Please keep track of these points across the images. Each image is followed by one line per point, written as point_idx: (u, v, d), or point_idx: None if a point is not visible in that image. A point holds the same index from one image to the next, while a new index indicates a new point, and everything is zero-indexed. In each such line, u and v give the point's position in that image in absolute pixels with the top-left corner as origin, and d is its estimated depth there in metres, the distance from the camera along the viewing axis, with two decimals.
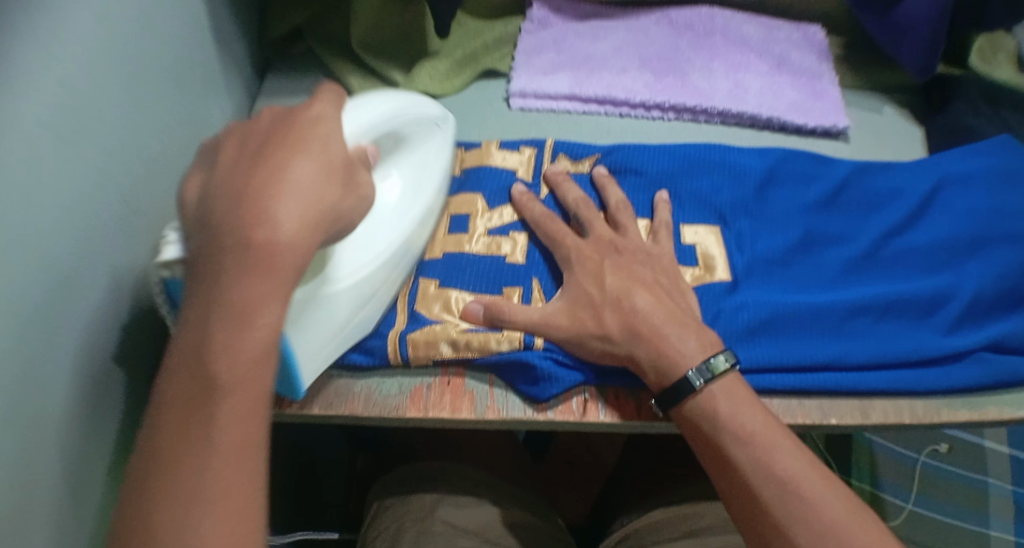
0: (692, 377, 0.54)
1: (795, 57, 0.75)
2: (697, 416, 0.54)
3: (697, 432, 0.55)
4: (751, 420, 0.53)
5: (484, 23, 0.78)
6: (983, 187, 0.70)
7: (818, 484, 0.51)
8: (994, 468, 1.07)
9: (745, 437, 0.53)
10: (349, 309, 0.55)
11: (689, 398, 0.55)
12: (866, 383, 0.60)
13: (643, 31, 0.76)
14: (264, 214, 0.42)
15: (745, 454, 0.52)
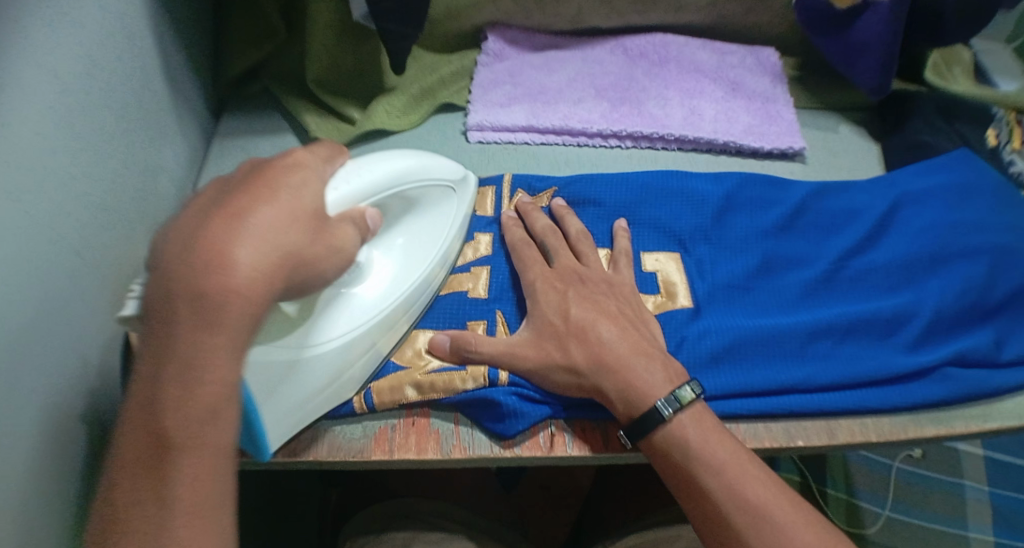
0: (661, 407, 0.54)
1: (749, 81, 0.76)
2: (668, 446, 0.55)
3: (668, 462, 0.55)
4: (721, 449, 0.54)
5: (440, 57, 0.78)
6: (939, 203, 0.71)
7: (786, 509, 0.52)
8: (969, 471, 1.08)
9: (716, 466, 0.53)
10: (324, 376, 0.55)
11: (658, 429, 0.55)
12: (832, 404, 0.60)
13: (597, 60, 0.77)
14: (229, 262, 0.41)
15: (717, 482, 0.53)
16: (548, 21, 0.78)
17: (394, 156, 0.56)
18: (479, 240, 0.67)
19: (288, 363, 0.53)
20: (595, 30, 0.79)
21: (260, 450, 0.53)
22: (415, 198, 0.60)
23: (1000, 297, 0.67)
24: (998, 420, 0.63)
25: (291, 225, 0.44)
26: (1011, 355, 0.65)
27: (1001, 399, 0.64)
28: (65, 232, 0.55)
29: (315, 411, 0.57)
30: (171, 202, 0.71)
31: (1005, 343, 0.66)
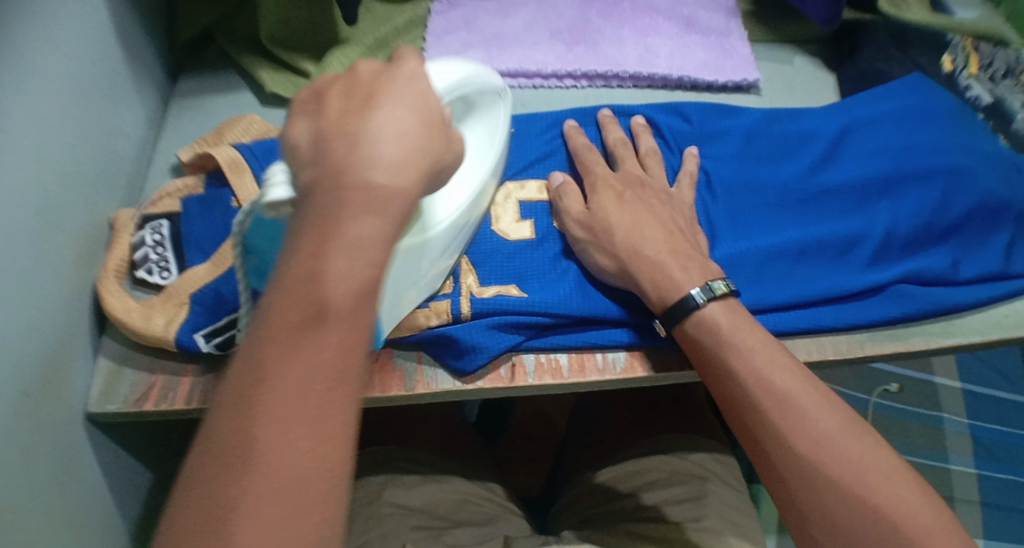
0: (696, 295, 0.56)
1: (703, 16, 0.76)
2: (697, 331, 0.56)
3: (696, 346, 0.56)
4: (750, 333, 0.55)
5: (394, 8, 0.78)
6: (892, 126, 0.72)
7: (843, 433, 0.51)
8: (948, 404, 1.09)
9: (747, 351, 0.54)
10: (424, 265, 0.55)
11: (690, 318, 0.56)
12: (787, 324, 0.62)
13: (551, 3, 0.77)
14: (371, 161, 0.40)
15: (746, 366, 0.53)
16: None
17: (451, 68, 0.51)
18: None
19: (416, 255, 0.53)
20: None
21: (377, 336, 0.54)
22: (470, 108, 0.55)
23: (957, 216, 0.68)
24: (958, 337, 0.65)
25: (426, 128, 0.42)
26: (968, 274, 0.67)
27: (961, 316, 0.67)
28: (23, 182, 0.56)
29: (404, 302, 0.56)
30: (133, 163, 0.71)
31: (962, 262, 0.67)
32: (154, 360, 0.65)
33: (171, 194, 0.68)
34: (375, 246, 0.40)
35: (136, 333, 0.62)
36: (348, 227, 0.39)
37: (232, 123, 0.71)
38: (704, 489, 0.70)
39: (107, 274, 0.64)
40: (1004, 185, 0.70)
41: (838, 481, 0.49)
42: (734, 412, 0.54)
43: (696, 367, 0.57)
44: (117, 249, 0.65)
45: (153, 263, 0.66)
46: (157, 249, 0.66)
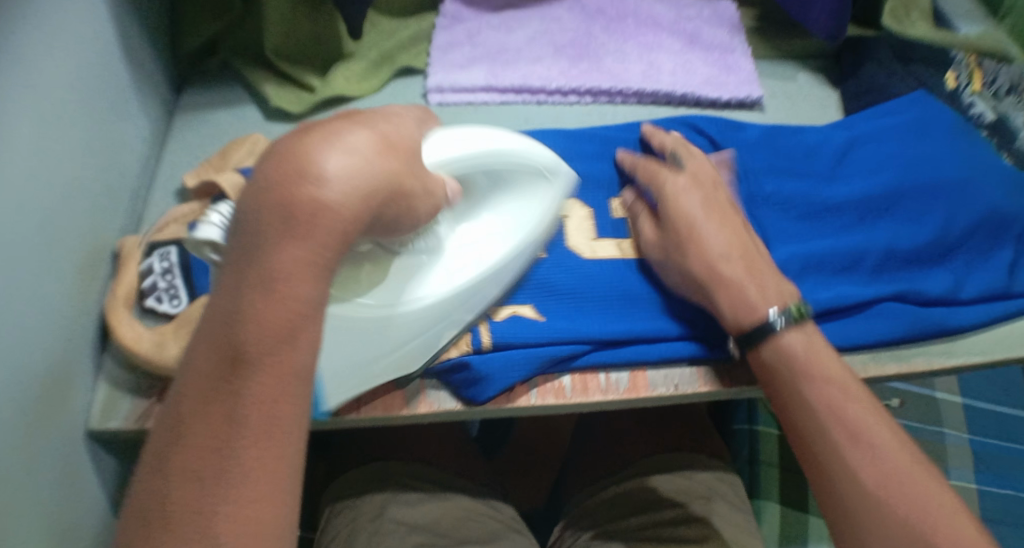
0: (774, 319, 0.56)
1: (707, 33, 0.76)
2: (775, 357, 0.56)
3: (770, 370, 0.57)
4: (829, 364, 0.55)
5: (398, 22, 0.77)
6: (893, 143, 0.72)
7: (908, 471, 0.51)
8: (948, 419, 1.09)
9: (823, 381, 0.55)
10: (413, 325, 0.55)
11: (769, 340, 0.56)
12: None
13: (556, 19, 0.77)
14: (317, 175, 0.38)
15: (819, 395, 0.54)
16: None
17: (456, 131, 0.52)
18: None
19: (376, 319, 0.54)
20: None
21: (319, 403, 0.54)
22: (496, 172, 0.55)
23: (958, 235, 0.68)
24: (961, 356, 0.66)
25: (382, 153, 0.41)
26: (970, 294, 0.67)
27: (965, 335, 0.67)
28: (25, 196, 0.56)
29: (389, 361, 0.56)
30: (137, 180, 0.71)
31: (964, 281, 0.68)
32: (153, 379, 0.65)
33: (178, 220, 0.67)
34: (307, 277, 0.39)
35: (143, 358, 0.62)
36: (271, 255, 0.38)
37: (235, 146, 0.69)
38: (708, 509, 0.70)
39: (116, 304, 0.63)
40: (1006, 204, 0.70)
41: (907, 521, 0.50)
42: (801, 440, 0.55)
43: (767, 390, 0.57)
44: (124, 279, 0.64)
45: (162, 291, 0.65)
46: (165, 276, 0.65)
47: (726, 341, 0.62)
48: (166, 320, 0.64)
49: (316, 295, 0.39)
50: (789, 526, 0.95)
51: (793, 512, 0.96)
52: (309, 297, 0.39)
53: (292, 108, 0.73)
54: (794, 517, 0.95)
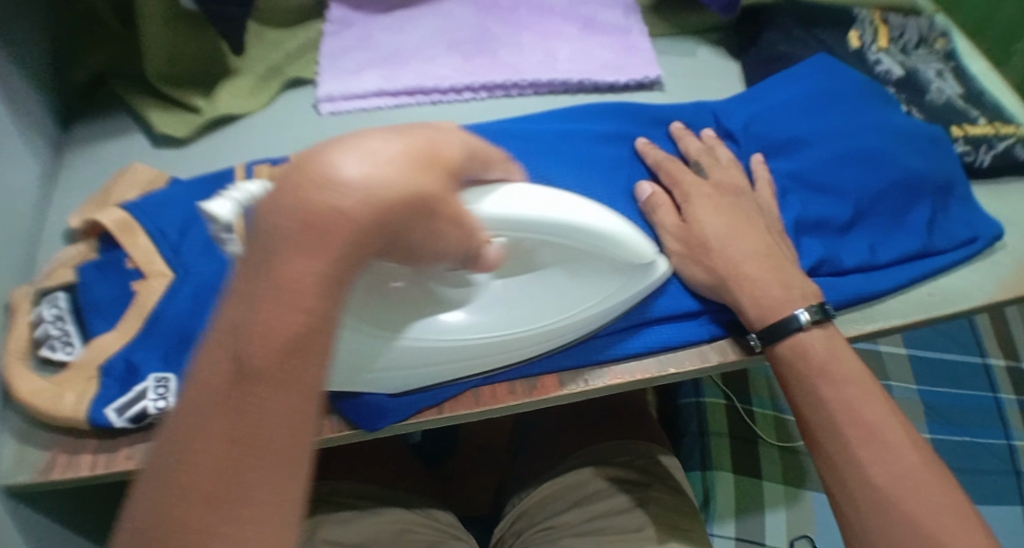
0: (800, 315, 0.57)
1: (602, 14, 0.74)
2: (792, 354, 0.57)
3: (786, 367, 0.58)
4: (844, 363, 0.57)
5: (285, 32, 0.75)
6: (799, 112, 0.71)
7: (904, 456, 0.53)
8: (894, 371, 1.09)
9: (837, 379, 0.56)
10: (458, 352, 0.56)
11: (787, 339, 0.57)
12: (690, 332, 0.61)
13: (446, 14, 0.74)
14: (338, 176, 0.35)
15: (836, 394, 0.56)
16: None
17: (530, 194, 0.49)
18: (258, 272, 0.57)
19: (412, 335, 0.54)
20: None
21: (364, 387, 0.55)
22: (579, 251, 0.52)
23: (869, 200, 0.68)
24: (882, 320, 0.65)
25: (418, 166, 0.37)
26: (887, 258, 0.66)
27: (884, 300, 0.66)
28: None
29: (422, 367, 0.56)
30: (28, 221, 0.68)
31: (880, 245, 0.67)
32: (58, 430, 0.62)
33: (66, 264, 0.66)
34: (310, 291, 0.34)
35: (46, 413, 0.60)
36: (285, 260, 0.34)
37: (118, 179, 0.68)
38: (643, 497, 0.69)
39: (10, 358, 0.61)
40: (917, 160, 0.69)
41: (911, 516, 0.52)
42: (812, 435, 0.57)
43: (782, 381, 0.59)
44: (14, 332, 0.62)
45: (55, 339, 0.62)
46: (57, 324, 0.63)
47: (635, 331, 0.61)
48: (64, 369, 0.62)
49: (319, 275, 0.34)
50: (745, 497, 0.94)
51: (747, 480, 0.95)
52: (314, 309, 0.34)
53: (179, 132, 0.70)
54: (748, 485, 0.94)
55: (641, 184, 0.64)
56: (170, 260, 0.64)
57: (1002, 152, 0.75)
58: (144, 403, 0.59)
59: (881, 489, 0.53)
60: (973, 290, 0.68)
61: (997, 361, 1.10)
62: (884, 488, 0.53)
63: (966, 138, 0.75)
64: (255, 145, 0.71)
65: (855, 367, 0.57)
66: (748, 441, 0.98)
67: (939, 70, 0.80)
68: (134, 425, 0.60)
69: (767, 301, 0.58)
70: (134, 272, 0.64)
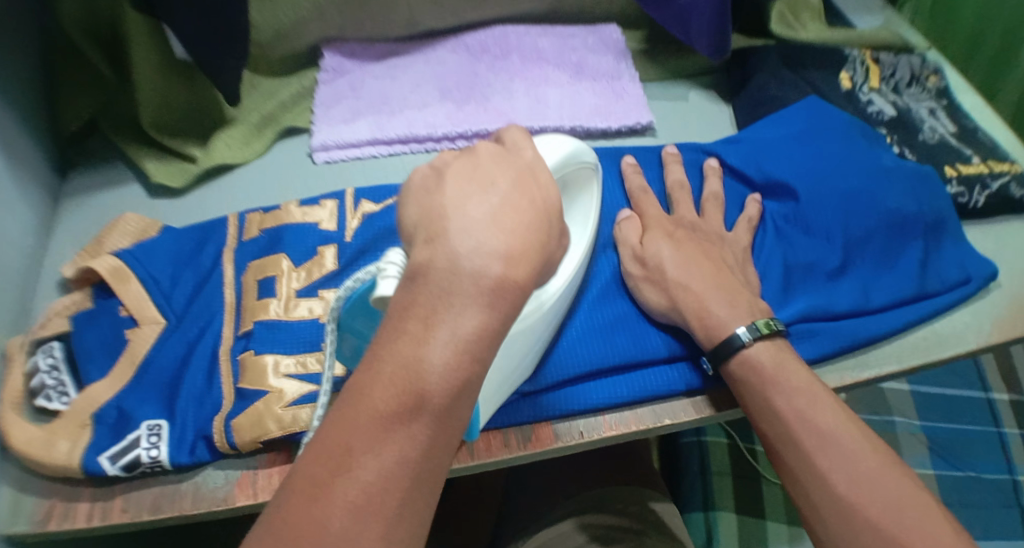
0: (742, 333, 0.57)
1: (593, 61, 0.75)
2: (742, 370, 0.57)
3: (740, 384, 0.57)
4: (794, 374, 0.55)
5: (279, 81, 0.76)
6: (791, 153, 0.71)
7: (889, 484, 0.50)
8: (897, 406, 1.09)
9: (789, 390, 0.55)
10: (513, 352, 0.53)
11: (734, 356, 0.57)
12: (680, 381, 0.61)
13: (440, 62, 0.76)
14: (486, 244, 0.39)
15: (789, 404, 0.54)
16: (383, 29, 0.76)
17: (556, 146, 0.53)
18: (264, 362, 0.59)
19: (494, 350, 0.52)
20: (435, 30, 0.78)
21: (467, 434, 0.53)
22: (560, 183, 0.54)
23: (859, 244, 0.68)
24: (875, 367, 0.65)
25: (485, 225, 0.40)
26: (882, 301, 0.66)
27: (879, 345, 0.66)
28: None
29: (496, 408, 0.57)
30: (25, 270, 0.67)
31: (872, 289, 0.67)
32: (48, 482, 0.60)
33: (61, 313, 0.65)
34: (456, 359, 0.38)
35: (38, 464, 0.58)
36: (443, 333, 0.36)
37: (109, 227, 0.68)
38: (638, 545, 0.67)
39: (4, 409, 0.59)
40: (908, 202, 0.69)
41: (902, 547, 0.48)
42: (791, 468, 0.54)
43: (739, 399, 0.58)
44: (9, 381, 0.60)
45: (50, 389, 0.61)
46: (52, 373, 0.62)
47: (615, 375, 0.61)
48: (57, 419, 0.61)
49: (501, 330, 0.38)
50: (747, 535, 0.92)
51: (750, 519, 0.94)
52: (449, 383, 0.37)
53: (175, 182, 0.71)
54: (751, 524, 0.93)
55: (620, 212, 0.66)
56: (163, 306, 0.64)
57: (997, 191, 0.74)
58: (135, 452, 0.58)
59: (867, 516, 0.50)
60: (967, 333, 0.68)
61: (1000, 396, 1.10)
62: (875, 522, 0.49)
63: (959, 177, 0.75)
64: (250, 195, 0.71)
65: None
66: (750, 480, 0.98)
67: (931, 108, 0.81)
68: (127, 473, 0.58)
69: (748, 334, 0.56)
70: (128, 319, 0.64)
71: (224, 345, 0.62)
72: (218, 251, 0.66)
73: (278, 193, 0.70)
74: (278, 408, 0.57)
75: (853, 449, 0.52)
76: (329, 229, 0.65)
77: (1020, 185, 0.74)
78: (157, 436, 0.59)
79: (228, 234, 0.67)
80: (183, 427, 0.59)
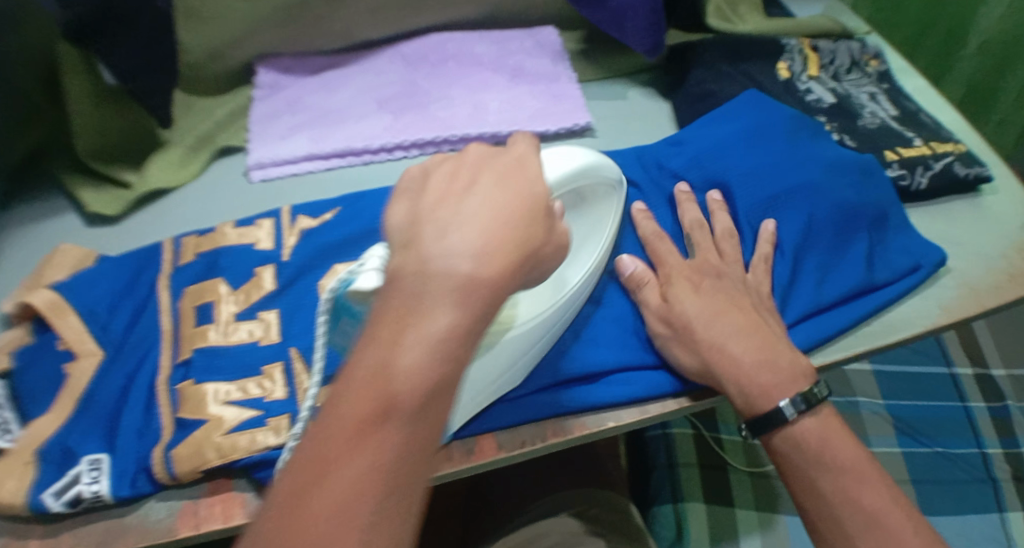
0: (786, 408, 0.57)
1: (530, 64, 0.75)
2: (787, 447, 0.58)
3: (784, 458, 0.59)
4: (838, 449, 0.58)
5: (214, 101, 0.75)
6: (734, 149, 0.70)
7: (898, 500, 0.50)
8: (862, 388, 1.09)
9: (831, 465, 0.57)
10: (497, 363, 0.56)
11: (781, 433, 0.58)
12: (653, 383, 0.61)
13: (376, 73, 0.75)
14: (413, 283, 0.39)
15: (834, 484, 0.56)
16: (316, 41, 0.75)
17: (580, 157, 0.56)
18: (206, 391, 0.58)
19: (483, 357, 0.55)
20: (369, 41, 0.77)
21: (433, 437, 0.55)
22: (584, 192, 0.58)
23: (807, 238, 0.68)
24: (821, 356, 0.65)
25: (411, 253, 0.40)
26: (834, 295, 0.66)
27: (833, 340, 0.66)
28: None
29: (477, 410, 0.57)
30: None
31: (826, 282, 0.67)
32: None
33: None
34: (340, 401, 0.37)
35: None
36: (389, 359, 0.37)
37: (48, 261, 0.67)
38: None
39: None
40: (851, 194, 0.69)
41: None
42: None
43: (778, 468, 0.60)
44: None
45: None
46: None
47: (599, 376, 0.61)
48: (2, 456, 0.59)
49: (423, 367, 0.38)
50: (717, 526, 0.92)
51: (720, 509, 0.94)
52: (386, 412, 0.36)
53: (111, 209, 0.70)
54: (722, 515, 0.93)
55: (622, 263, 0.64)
56: (101, 337, 0.63)
57: (940, 172, 0.74)
58: (78, 487, 0.57)
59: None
60: (915, 317, 0.68)
61: (963, 370, 1.11)
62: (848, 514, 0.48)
63: (901, 161, 0.74)
64: (187, 218, 0.70)
65: (814, 423, 0.58)
66: (719, 469, 0.98)
67: (873, 93, 0.81)
68: (71, 509, 0.57)
69: (755, 387, 0.58)
70: (66, 354, 0.62)
71: (163, 376, 0.61)
72: (153, 280, 0.65)
73: (216, 215, 0.69)
74: (217, 436, 0.56)
75: (872, 502, 0.55)
76: (266, 249, 0.64)
77: (964, 164, 0.75)
78: (99, 470, 0.58)
79: (165, 261, 0.66)
80: (124, 459, 0.58)
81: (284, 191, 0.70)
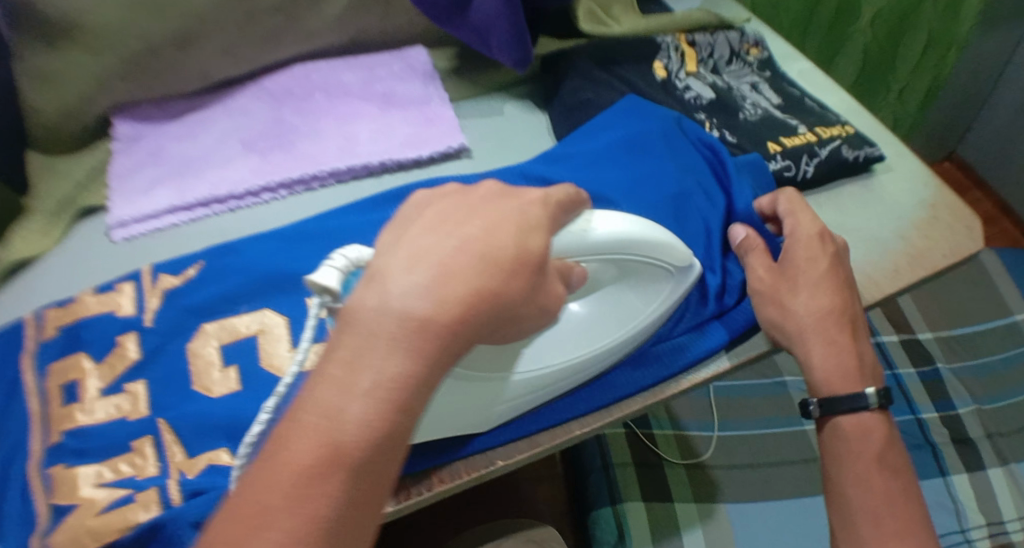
0: (870, 396, 0.58)
1: (401, 89, 0.73)
2: (853, 428, 0.59)
3: (842, 437, 0.59)
4: (889, 449, 0.59)
5: (75, 159, 0.71)
6: (607, 162, 0.69)
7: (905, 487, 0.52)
8: (787, 368, 1.10)
9: (878, 457, 0.58)
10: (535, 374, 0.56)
11: (850, 415, 0.59)
12: (684, 354, 0.60)
13: (241, 111, 0.72)
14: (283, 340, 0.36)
15: (885, 479, 0.58)
16: (176, 87, 0.72)
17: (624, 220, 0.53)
18: (78, 474, 0.54)
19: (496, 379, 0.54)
20: (230, 80, 0.74)
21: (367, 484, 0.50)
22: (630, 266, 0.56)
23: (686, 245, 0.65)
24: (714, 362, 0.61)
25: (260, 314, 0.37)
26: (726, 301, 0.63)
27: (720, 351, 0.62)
28: None
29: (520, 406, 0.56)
30: None
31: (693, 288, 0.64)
32: None
33: None
34: None
35: None
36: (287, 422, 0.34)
37: None
38: None
39: None
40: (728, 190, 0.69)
41: None
42: None
43: (830, 444, 0.60)
44: None
45: None
46: None
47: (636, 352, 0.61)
48: None
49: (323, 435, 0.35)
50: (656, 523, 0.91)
51: (658, 506, 0.93)
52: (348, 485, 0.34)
53: None
54: (660, 510, 0.93)
55: (733, 229, 0.65)
56: None
57: (826, 157, 0.73)
58: None
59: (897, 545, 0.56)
60: None
61: (888, 337, 1.12)
62: None
63: (784, 152, 0.73)
64: (49, 288, 0.65)
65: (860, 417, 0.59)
66: (654, 466, 0.98)
67: (754, 82, 0.80)
68: None
69: (836, 374, 0.59)
70: None
71: (32, 462, 0.55)
72: (17, 359, 0.60)
73: (78, 281, 0.65)
74: (90, 519, 0.52)
75: (895, 499, 0.57)
76: (129, 314, 0.61)
77: (851, 146, 0.74)
78: None
79: (26, 337, 0.61)
80: None
81: (150, 249, 0.66)
